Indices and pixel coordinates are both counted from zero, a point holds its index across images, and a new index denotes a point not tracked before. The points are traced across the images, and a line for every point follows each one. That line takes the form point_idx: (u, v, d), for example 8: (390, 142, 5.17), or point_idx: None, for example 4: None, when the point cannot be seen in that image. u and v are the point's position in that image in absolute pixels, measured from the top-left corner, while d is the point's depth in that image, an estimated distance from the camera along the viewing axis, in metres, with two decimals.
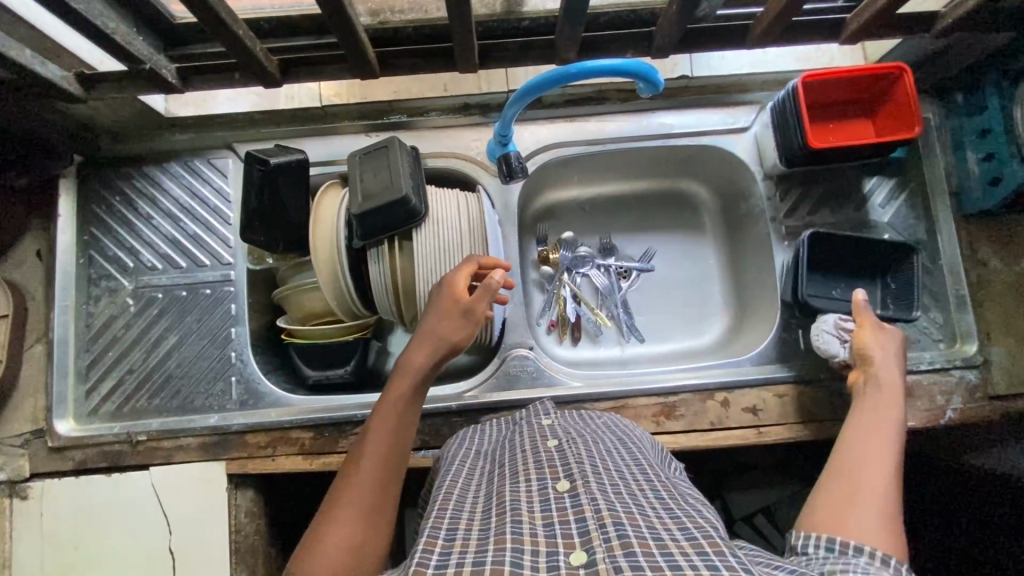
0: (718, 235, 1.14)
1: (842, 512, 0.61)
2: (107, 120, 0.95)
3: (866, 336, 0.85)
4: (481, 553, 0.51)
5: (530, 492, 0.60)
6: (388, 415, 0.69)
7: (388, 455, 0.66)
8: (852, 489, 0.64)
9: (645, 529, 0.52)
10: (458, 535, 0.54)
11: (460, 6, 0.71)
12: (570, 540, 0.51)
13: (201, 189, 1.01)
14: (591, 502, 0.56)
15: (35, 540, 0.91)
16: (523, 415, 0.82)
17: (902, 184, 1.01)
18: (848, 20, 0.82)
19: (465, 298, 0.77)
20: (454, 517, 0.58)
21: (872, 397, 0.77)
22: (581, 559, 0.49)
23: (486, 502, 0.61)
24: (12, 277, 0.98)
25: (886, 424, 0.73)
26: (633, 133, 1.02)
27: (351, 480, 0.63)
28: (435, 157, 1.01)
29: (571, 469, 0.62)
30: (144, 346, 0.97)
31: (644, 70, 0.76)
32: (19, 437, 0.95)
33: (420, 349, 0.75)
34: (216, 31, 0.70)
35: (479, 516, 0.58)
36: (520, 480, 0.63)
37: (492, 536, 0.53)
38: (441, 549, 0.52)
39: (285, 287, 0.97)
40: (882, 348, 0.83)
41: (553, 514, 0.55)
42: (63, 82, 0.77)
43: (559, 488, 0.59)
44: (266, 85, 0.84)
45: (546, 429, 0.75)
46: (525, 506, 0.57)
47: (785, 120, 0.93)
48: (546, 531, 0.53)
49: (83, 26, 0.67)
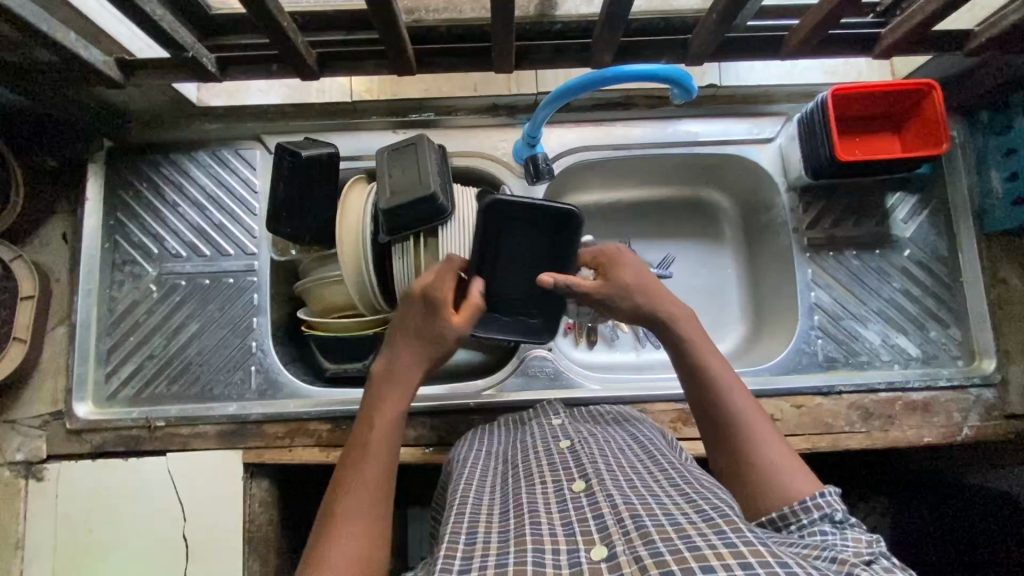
0: (738, 244, 1.14)
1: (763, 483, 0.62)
2: (140, 106, 0.95)
3: (623, 273, 0.79)
4: (502, 556, 0.51)
5: (546, 493, 0.60)
6: (384, 429, 0.68)
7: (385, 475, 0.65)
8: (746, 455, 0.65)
9: (662, 518, 0.52)
10: (478, 540, 0.55)
11: (503, 7, 0.72)
12: (589, 538, 0.52)
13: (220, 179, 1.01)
14: (607, 500, 0.56)
15: (50, 521, 0.91)
16: (533, 416, 0.83)
17: (924, 201, 1.01)
18: (881, 35, 0.83)
19: (451, 320, 0.76)
20: (473, 521, 0.58)
21: (688, 340, 0.74)
22: (602, 553, 0.49)
23: (503, 503, 0.61)
24: (39, 258, 0.98)
25: (713, 359, 0.73)
26: (657, 140, 1.02)
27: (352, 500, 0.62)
28: (461, 156, 1.02)
29: (586, 469, 0.62)
30: (165, 333, 0.98)
31: (678, 76, 0.76)
32: (38, 418, 0.95)
33: (407, 361, 0.74)
34: (261, 21, 0.70)
35: (497, 518, 0.58)
36: (536, 482, 0.63)
37: (512, 538, 0.53)
38: (463, 554, 0.52)
39: (308, 280, 0.98)
40: (633, 270, 0.80)
41: (570, 515, 0.56)
42: (104, 68, 0.77)
43: (576, 489, 0.59)
44: (303, 77, 0.85)
45: (556, 428, 0.75)
46: (543, 507, 0.58)
47: (811, 133, 0.93)
48: (565, 530, 0.53)
49: (130, 12, 0.68)
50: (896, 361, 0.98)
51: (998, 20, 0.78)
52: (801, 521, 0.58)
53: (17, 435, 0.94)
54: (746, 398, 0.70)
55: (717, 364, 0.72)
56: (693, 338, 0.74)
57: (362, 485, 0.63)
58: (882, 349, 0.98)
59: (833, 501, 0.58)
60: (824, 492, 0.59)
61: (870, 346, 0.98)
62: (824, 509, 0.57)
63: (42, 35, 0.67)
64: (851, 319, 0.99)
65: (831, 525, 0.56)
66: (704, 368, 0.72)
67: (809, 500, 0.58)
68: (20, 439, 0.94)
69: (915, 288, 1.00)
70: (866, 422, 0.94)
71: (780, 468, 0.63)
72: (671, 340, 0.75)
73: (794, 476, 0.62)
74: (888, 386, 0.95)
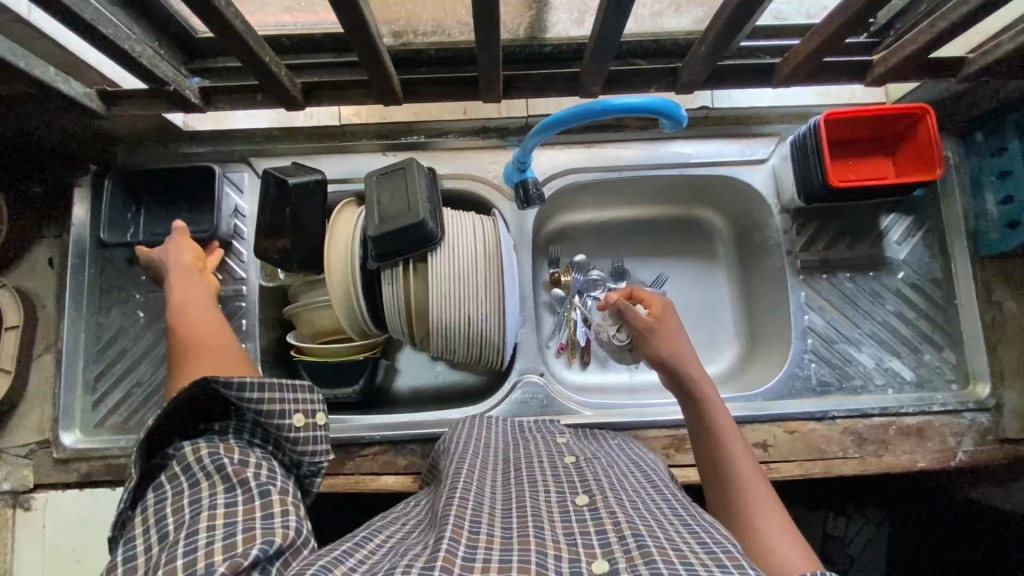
0: (731, 263, 1.13)
1: (764, 544, 0.62)
2: (125, 132, 0.94)
3: (668, 319, 0.83)
4: (507, 552, 0.49)
5: (550, 502, 0.58)
6: (196, 304, 0.78)
7: (213, 324, 0.75)
8: (752, 515, 0.65)
9: (664, 541, 0.50)
10: (482, 530, 0.52)
11: (489, 39, 0.71)
12: (592, 551, 0.50)
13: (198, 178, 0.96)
14: (610, 516, 0.53)
15: (36, 551, 0.90)
16: (536, 429, 0.84)
17: (918, 222, 1.00)
18: (874, 62, 0.82)
19: (182, 241, 0.87)
20: (476, 509, 0.56)
21: (700, 391, 0.76)
22: (603, 567, 0.47)
23: (506, 500, 0.59)
24: (24, 284, 0.98)
25: (720, 411, 0.75)
26: (648, 161, 1.01)
27: (191, 343, 0.72)
28: (450, 178, 1.00)
29: (590, 485, 0.60)
30: (153, 359, 0.97)
31: (668, 107, 0.75)
32: (25, 447, 0.94)
33: (181, 260, 0.84)
34: (241, 55, 0.70)
35: (500, 514, 0.56)
36: (540, 489, 0.61)
37: (516, 536, 0.52)
38: (468, 541, 0.50)
39: (296, 304, 0.97)
40: (675, 325, 0.83)
41: (573, 525, 0.54)
42: (85, 99, 0.76)
43: (579, 502, 0.57)
44: (288, 107, 0.84)
45: (561, 446, 0.75)
46: (546, 513, 0.56)
47: (804, 155, 0.92)
48: (568, 539, 0.51)
49: (110, 49, 0.67)
50: (890, 385, 0.97)
51: (992, 48, 0.77)
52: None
53: (4, 464, 0.93)
54: (748, 455, 0.71)
55: (723, 419, 0.74)
56: (706, 391, 0.76)
57: (195, 339, 0.72)
58: (875, 372, 0.98)
59: None
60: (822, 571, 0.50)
61: (864, 369, 0.98)
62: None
63: (20, 71, 0.66)
64: (845, 342, 0.98)
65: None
66: (713, 421, 0.74)
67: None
68: (8, 468, 0.93)
69: (908, 311, 0.99)
70: (860, 447, 0.93)
71: (774, 534, 0.62)
72: (687, 389, 0.77)
73: (783, 533, 0.62)
74: (882, 411, 0.94)
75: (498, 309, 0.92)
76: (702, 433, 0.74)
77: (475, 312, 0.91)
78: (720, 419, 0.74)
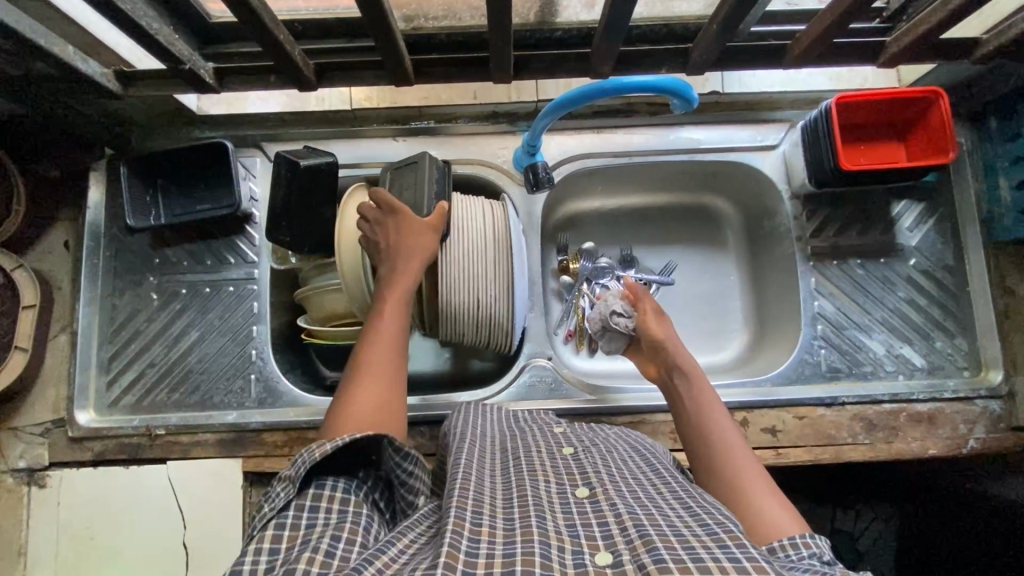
0: (740, 251, 1.13)
1: (753, 510, 0.60)
2: (141, 116, 0.95)
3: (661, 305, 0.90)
4: (511, 544, 0.48)
5: (548, 492, 0.58)
6: (393, 320, 0.76)
7: (396, 365, 0.72)
8: (742, 482, 0.64)
9: (665, 528, 0.50)
10: (483, 521, 0.52)
11: (501, 20, 0.72)
12: (594, 542, 0.49)
13: (211, 162, 0.97)
14: (611, 508, 0.53)
15: (51, 527, 0.91)
16: (532, 417, 0.84)
17: (931, 209, 1.00)
18: (887, 44, 0.82)
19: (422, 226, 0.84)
20: (475, 500, 0.55)
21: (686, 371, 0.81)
22: (606, 560, 0.47)
23: (506, 489, 0.59)
24: (39, 267, 0.99)
25: (708, 392, 0.78)
26: (658, 147, 1.01)
27: (363, 371, 0.69)
28: (463, 163, 1.02)
29: (590, 477, 0.60)
30: (166, 340, 0.98)
31: (680, 86, 0.76)
32: (41, 426, 0.96)
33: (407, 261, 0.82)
34: (256, 34, 0.71)
35: (500, 503, 0.56)
36: (538, 478, 0.61)
37: (518, 528, 0.51)
38: (471, 535, 0.49)
39: (306, 288, 0.97)
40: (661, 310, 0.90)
41: (574, 517, 0.54)
42: (102, 79, 0.78)
43: (579, 495, 0.57)
44: (300, 88, 0.85)
45: (560, 436, 0.74)
46: (547, 504, 0.56)
47: (815, 140, 0.92)
48: (570, 530, 0.51)
49: (127, 26, 0.68)
50: (901, 372, 0.97)
51: (1006, 28, 0.77)
52: (790, 555, 0.52)
53: (19, 442, 0.95)
54: (736, 433, 0.72)
55: (711, 397, 0.77)
56: (693, 376, 0.80)
57: (372, 364, 0.70)
58: (886, 359, 0.97)
59: (821, 544, 0.53)
60: (811, 534, 0.55)
61: (875, 356, 0.97)
62: (814, 548, 0.52)
63: (39, 48, 0.67)
64: (855, 328, 0.98)
65: (821, 564, 0.51)
66: (704, 399, 0.77)
67: (797, 538, 0.53)
68: (23, 446, 0.95)
69: (920, 297, 0.98)
70: (870, 433, 0.93)
71: (765, 501, 0.61)
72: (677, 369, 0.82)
73: (772, 500, 0.61)
74: (892, 398, 0.94)
75: (507, 294, 0.92)
76: (692, 412, 0.76)
77: (484, 294, 0.91)
78: (708, 395, 0.77)
